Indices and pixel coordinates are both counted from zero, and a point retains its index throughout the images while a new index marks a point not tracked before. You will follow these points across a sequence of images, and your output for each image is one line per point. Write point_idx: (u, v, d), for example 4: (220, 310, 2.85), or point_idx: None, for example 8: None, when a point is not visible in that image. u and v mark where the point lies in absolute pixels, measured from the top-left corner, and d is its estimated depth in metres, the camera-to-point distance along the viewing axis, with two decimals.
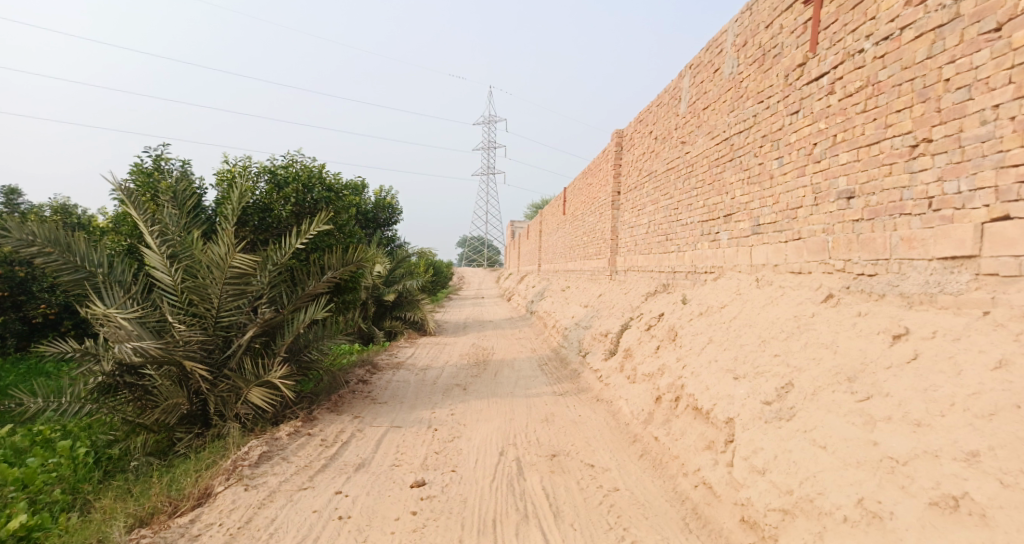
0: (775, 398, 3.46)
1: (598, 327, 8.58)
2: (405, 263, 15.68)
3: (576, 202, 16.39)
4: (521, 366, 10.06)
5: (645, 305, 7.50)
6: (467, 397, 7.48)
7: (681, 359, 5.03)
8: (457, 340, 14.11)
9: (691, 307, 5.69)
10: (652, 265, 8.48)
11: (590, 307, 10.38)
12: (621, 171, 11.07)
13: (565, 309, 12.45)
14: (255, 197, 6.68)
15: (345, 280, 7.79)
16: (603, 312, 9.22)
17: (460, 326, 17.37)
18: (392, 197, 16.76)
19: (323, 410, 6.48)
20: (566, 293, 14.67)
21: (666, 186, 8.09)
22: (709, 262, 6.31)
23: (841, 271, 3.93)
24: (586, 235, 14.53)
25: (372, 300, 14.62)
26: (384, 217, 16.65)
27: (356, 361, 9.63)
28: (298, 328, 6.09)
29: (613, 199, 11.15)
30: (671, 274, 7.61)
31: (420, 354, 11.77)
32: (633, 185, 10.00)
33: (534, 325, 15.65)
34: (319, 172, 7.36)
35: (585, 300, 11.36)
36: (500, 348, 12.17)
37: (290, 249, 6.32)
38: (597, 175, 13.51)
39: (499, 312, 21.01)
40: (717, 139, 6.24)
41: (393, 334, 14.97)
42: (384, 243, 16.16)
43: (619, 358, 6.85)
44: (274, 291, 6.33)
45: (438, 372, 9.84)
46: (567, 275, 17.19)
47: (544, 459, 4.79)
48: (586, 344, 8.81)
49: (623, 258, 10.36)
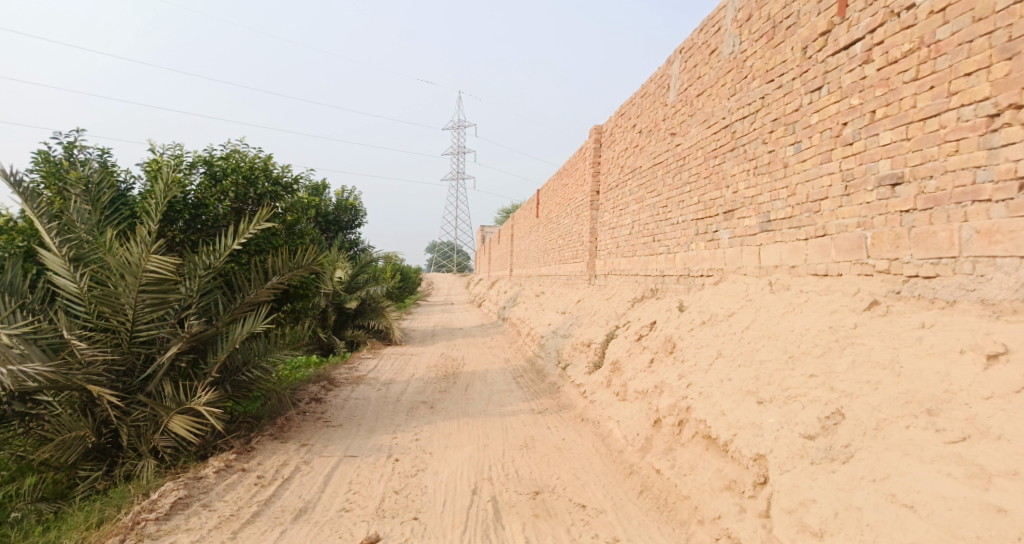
0: (819, 432, 2.75)
1: (579, 337, 7.85)
2: (369, 268, 14.75)
3: (550, 204, 15.71)
4: (494, 378, 9.26)
5: (632, 313, 6.80)
6: (434, 417, 6.64)
7: (684, 376, 4.32)
8: (424, 350, 13.20)
9: (690, 315, 4.99)
10: (637, 268, 7.80)
11: (568, 315, 9.67)
12: (600, 169, 10.41)
13: (541, 317, 11.72)
14: (186, 192, 5.73)
15: (296, 286, 6.87)
16: (583, 320, 8.51)
17: (428, 335, 16.46)
18: (355, 198, 15.79)
19: (264, 439, 5.57)
20: (540, 299, 13.95)
21: (653, 182, 7.42)
22: (706, 264, 5.64)
23: (884, 272, 3.29)
24: (561, 238, 13.84)
25: (332, 309, 13.69)
26: (346, 219, 15.66)
27: (311, 376, 8.72)
28: (233, 343, 5.20)
29: (591, 199, 10.47)
30: (659, 278, 6.93)
31: (384, 367, 10.86)
32: (614, 184, 9.33)
33: (506, 333, 14.86)
34: (266, 165, 6.42)
35: (562, 306, 10.63)
36: (471, 358, 11.34)
37: (225, 250, 5.42)
38: (572, 175, 12.85)
39: (470, 319, 20.17)
40: (715, 127, 5.58)
41: (354, 344, 14.06)
42: (346, 247, 15.21)
43: (605, 373, 6.13)
44: (205, 300, 5.41)
45: (402, 387, 8.97)
46: (540, 280, 16.48)
47: (525, 499, 4.00)
48: (565, 355, 8.07)
49: (603, 261, 9.67)
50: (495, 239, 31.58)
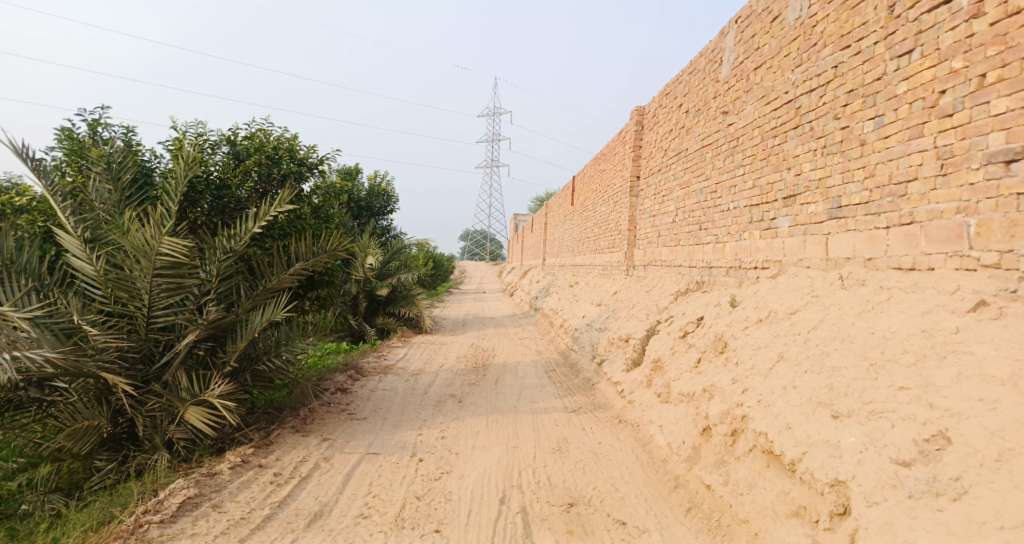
0: (917, 458, 2.28)
1: (617, 331, 7.40)
2: (400, 255, 14.57)
3: (586, 191, 15.19)
4: (526, 372, 8.91)
5: (675, 307, 6.32)
6: (462, 413, 6.33)
7: (739, 379, 3.85)
8: (455, 339, 12.94)
9: (744, 312, 4.50)
10: (681, 259, 7.29)
11: (605, 307, 9.22)
12: (641, 154, 9.87)
13: (575, 308, 11.28)
14: (208, 172, 5.50)
15: (321, 274, 6.62)
16: (620, 313, 8.06)
17: (458, 323, 16.21)
18: (388, 183, 15.59)
19: (284, 432, 5.34)
20: (574, 289, 13.50)
21: (700, 167, 6.88)
22: (761, 256, 5.13)
23: (991, 267, 2.78)
24: (597, 226, 13.34)
25: (363, 296, 13.56)
26: (378, 205, 15.48)
27: (338, 365, 8.52)
28: (254, 332, 4.97)
29: (631, 186, 9.95)
30: (706, 270, 6.43)
31: (413, 356, 10.61)
32: (657, 169, 8.79)
33: (539, 324, 14.48)
34: (292, 145, 6.16)
35: (598, 298, 10.18)
36: (502, 350, 11.01)
37: (246, 234, 5.18)
38: (611, 161, 12.31)
39: (502, 308, 19.85)
40: (775, 103, 5.04)
41: (384, 332, 13.94)
42: (378, 233, 15.11)
43: (645, 371, 5.69)
44: (226, 286, 5.19)
45: (431, 378, 8.70)
46: (574, 270, 16.01)
47: (558, 512, 3.62)
48: (601, 350, 7.64)
49: (642, 251, 9.17)
50: (529, 227, 31.14)
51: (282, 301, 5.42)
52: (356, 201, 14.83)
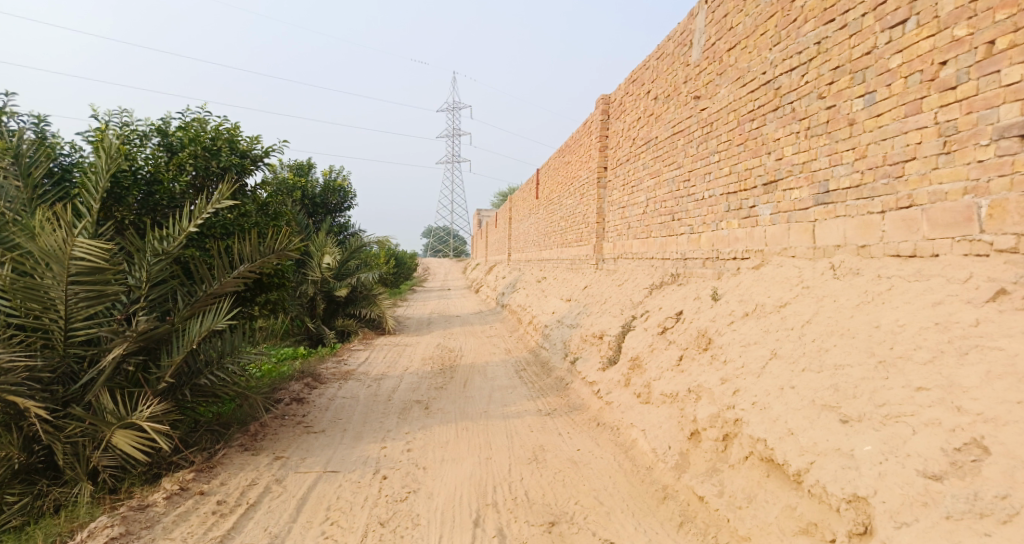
0: (950, 471, 2.04)
1: (589, 327, 7.11)
2: (360, 254, 14.01)
3: (551, 184, 14.89)
4: (495, 372, 8.54)
5: (650, 301, 6.05)
6: (429, 421, 5.91)
7: (729, 379, 3.57)
8: (420, 340, 12.47)
9: (727, 305, 4.23)
10: (653, 252, 7.04)
11: (575, 302, 8.93)
12: (607, 144, 9.59)
13: (544, 304, 10.98)
14: (135, 165, 4.93)
15: (270, 276, 6.09)
16: (591, 308, 7.78)
17: (423, 323, 15.73)
18: (345, 179, 14.95)
19: (231, 452, 4.84)
20: (542, 285, 13.19)
21: (671, 155, 6.62)
22: (741, 246, 4.89)
23: (1006, 252, 2.56)
24: (564, 220, 13.06)
25: (321, 297, 12.98)
26: (335, 202, 14.84)
27: (295, 373, 7.99)
28: (192, 343, 4.48)
29: (598, 177, 9.67)
30: (680, 262, 6.18)
31: (376, 359, 10.11)
32: (625, 159, 8.52)
33: (506, 321, 14.14)
34: (232, 135, 5.62)
35: (567, 293, 9.89)
36: (469, 349, 10.61)
37: (182, 234, 4.65)
38: (576, 152, 12.04)
39: (467, 306, 19.43)
40: (752, 85, 4.78)
41: (345, 334, 13.37)
42: (336, 231, 14.51)
43: (622, 370, 5.40)
44: (159, 292, 4.65)
45: (395, 383, 8.24)
46: (541, 264, 15.71)
47: (539, 534, 3.27)
48: (573, 348, 7.33)
49: (612, 244, 8.91)
50: (492, 222, 30.70)
51: (224, 308, 4.91)
52: (310, 199, 14.17)
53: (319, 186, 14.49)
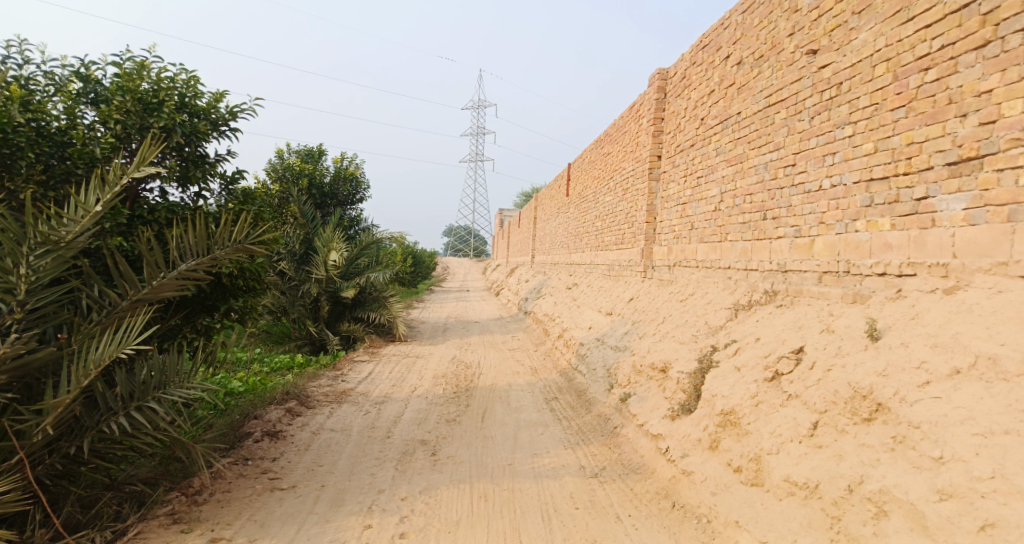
0: None
1: (646, 354, 5.57)
2: (370, 250, 12.70)
3: (586, 179, 13.36)
4: (521, 401, 7.06)
5: (739, 329, 4.49)
6: (436, 478, 4.44)
7: (955, 494, 2.04)
8: (434, 351, 11.06)
9: (906, 352, 2.65)
10: (732, 260, 5.51)
11: (620, 319, 7.40)
12: (662, 128, 8.02)
13: (578, 317, 9.47)
14: (38, 121, 3.54)
15: (236, 276, 4.66)
16: (645, 328, 6.24)
17: (439, 329, 14.32)
18: (358, 168, 13.59)
19: (146, 530, 3.40)
20: (573, 292, 11.65)
21: (764, 134, 5.05)
22: (897, 256, 3.33)
23: None
24: (601, 219, 11.53)
25: (326, 299, 11.82)
26: (345, 193, 13.45)
27: (278, 394, 6.63)
28: (84, 378, 3.06)
29: (650, 167, 8.10)
30: (779, 277, 4.61)
31: (380, 376, 8.69)
32: (690, 145, 6.93)
33: (531, 332, 12.62)
34: (186, 89, 4.22)
35: (609, 306, 8.39)
36: (490, 367, 9.17)
37: (88, 215, 3.24)
38: (619, 141, 10.49)
39: (487, 310, 17.97)
40: (927, 16, 3.22)
41: (351, 340, 12.10)
42: (346, 225, 13.17)
43: (706, 428, 3.85)
44: (50, 297, 3.24)
45: (399, 410, 6.80)
46: (571, 269, 14.14)
47: None
48: (623, 379, 5.81)
49: (667, 249, 7.39)
50: (516, 222, 29.13)
51: (134, 322, 3.48)
52: (319, 189, 12.91)
53: (329, 175, 13.14)
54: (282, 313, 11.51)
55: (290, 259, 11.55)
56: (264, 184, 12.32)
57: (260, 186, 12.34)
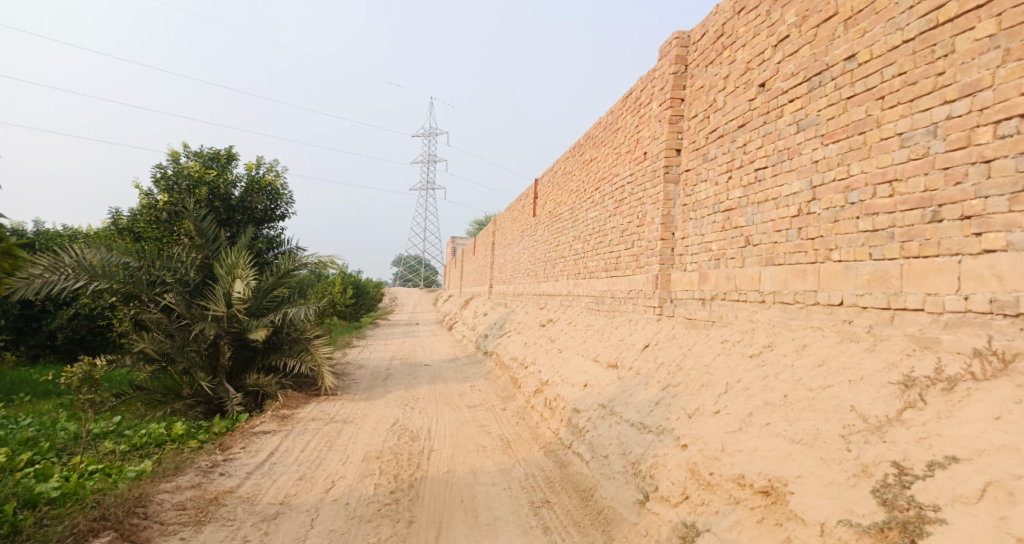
0: None
1: (715, 452, 3.27)
2: (290, 279, 10.22)
3: (559, 193, 11.25)
4: (494, 507, 4.64)
5: (949, 435, 2.24)
6: None
7: None
8: (371, 410, 8.49)
9: None
10: (851, 291, 3.40)
11: (638, 380, 5.16)
12: (682, 113, 5.95)
13: (563, 369, 7.19)
14: None
15: None
16: (693, 400, 3.98)
17: (379, 375, 11.71)
18: (277, 178, 10.99)
19: None
20: (549, 331, 9.38)
21: (923, 75, 2.98)
22: None
23: None
24: (583, 241, 9.38)
25: (229, 343, 9.17)
26: (262, 208, 10.78)
27: (81, 517, 3.97)
28: None
29: (666, 165, 6.00)
30: (1006, 328, 2.48)
31: (285, 459, 6.05)
32: (736, 126, 4.85)
33: (494, 380, 10.24)
34: None
35: (610, 356, 6.15)
36: (444, 440, 6.73)
37: None
38: (608, 142, 8.41)
39: (439, 348, 15.43)
40: None
41: (260, 397, 9.38)
42: (260, 248, 10.56)
43: None
44: None
45: (296, 536, 4.18)
46: (540, 302, 11.88)
47: None
48: (672, 492, 3.51)
49: (704, 278, 5.25)
50: (470, 250, 26.74)
51: None
52: (224, 201, 10.22)
53: (240, 184, 10.49)
54: (166, 362, 8.90)
55: (179, 291, 9.06)
56: (149, 194, 9.69)
57: (144, 198, 9.74)
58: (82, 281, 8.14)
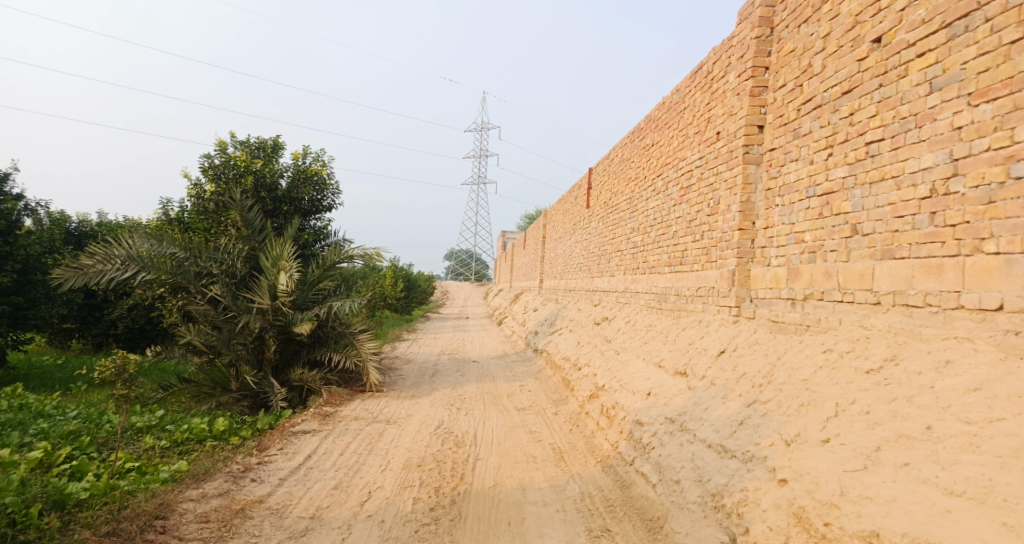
0: None
1: (829, 496, 2.56)
2: (335, 272, 9.90)
3: (616, 182, 10.51)
4: (548, 533, 4.07)
5: None
6: None
7: None
8: (416, 410, 8.07)
9: None
10: (1017, 293, 2.62)
11: (714, 391, 4.46)
12: (766, 84, 5.16)
13: (621, 373, 6.54)
14: None
15: None
16: (790, 423, 3.28)
17: (425, 371, 11.34)
18: (324, 168, 10.73)
19: None
20: (604, 330, 8.72)
21: None
22: None
23: None
24: (643, 233, 8.65)
25: (275, 336, 8.94)
26: (308, 199, 10.53)
27: (90, 533, 3.68)
28: None
29: (746, 144, 5.22)
30: None
31: (322, 465, 5.66)
32: (839, 93, 4.05)
33: (545, 380, 9.67)
34: None
35: (677, 362, 5.45)
36: (491, 448, 6.21)
37: None
38: (672, 123, 7.63)
39: (488, 344, 14.97)
40: None
41: (305, 393, 9.12)
42: (306, 239, 10.32)
43: None
44: None
45: None
46: (595, 298, 11.20)
47: None
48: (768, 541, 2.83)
49: (793, 275, 4.48)
50: (521, 243, 26.16)
51: None
52: (270, 192, 10.03)
53: (286, 174, 10.26)
54: (213, 355, 8.77)
55: (225, 282, 8.91)
56: (198, 185, 9.62)
57: (193, 189, 9.68)
58: (132, 271, 8.04)
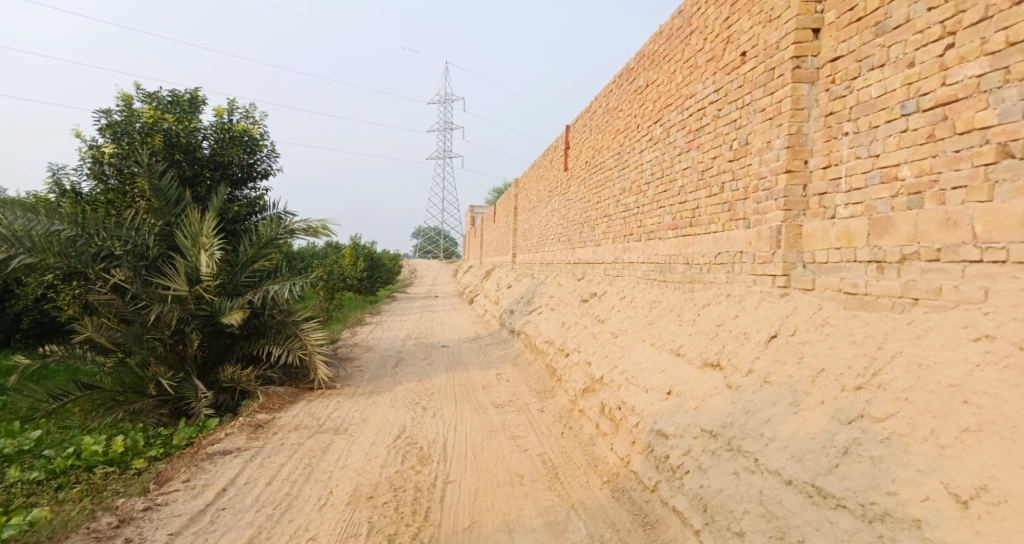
0: None
1: None
2: (274, 248, 8.27)
3: (600, 137, 9.12)
4: None
5: None
6: None
7: None
8: (372, 412, 6.67)
9: None
10: None
11: (773, 395, 3.18)
12: None
13: (623, 363, 5.25)
14: None
15: None
16: (956, 465, 2.05)
17: (387, 360, 9.91)
18: (255, 125, 9.00)
19: None
20: (594, 309, 7.41)
21: None
22: None
23: None
24: (637, 192, 7.30)
25: (198, 329, 7.34)
26: (237, 163, 8.82)
27: None
28: None
29: (796, 54, 3.87)
30: None
31: (238, 504, 4.22)
32: None
33: (524, 367, 8.35)
34: None
35: (704, 350, 4.16)
36: (464, 464, 4.86)
37: None
38: (675, 54, 6.25)
39: (458, 325, 13.57)
40: None
41: (238, 395, 7.61)
42: (235, 212, 8.64)
43: None
44: None
45: None
46: (577, 271, 9.88)
47: None
48: None
49: (880, 227, 3.18)
50: (490, 215, 24.62)
51: None
52: (188, 154, 8.30)
53: (209, 133, 8.53)
54: (120, 354, 7.17)
55: (132, 264, 7.24)
56: (94, 146, 7.84)
57: (89, 152, 7.89)
58: (7, 255, 6.29)
